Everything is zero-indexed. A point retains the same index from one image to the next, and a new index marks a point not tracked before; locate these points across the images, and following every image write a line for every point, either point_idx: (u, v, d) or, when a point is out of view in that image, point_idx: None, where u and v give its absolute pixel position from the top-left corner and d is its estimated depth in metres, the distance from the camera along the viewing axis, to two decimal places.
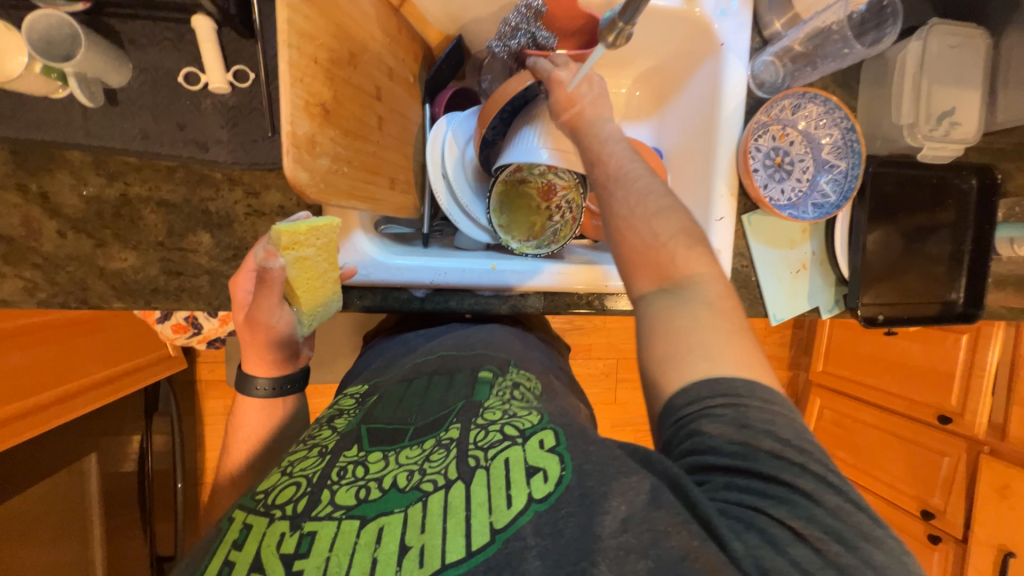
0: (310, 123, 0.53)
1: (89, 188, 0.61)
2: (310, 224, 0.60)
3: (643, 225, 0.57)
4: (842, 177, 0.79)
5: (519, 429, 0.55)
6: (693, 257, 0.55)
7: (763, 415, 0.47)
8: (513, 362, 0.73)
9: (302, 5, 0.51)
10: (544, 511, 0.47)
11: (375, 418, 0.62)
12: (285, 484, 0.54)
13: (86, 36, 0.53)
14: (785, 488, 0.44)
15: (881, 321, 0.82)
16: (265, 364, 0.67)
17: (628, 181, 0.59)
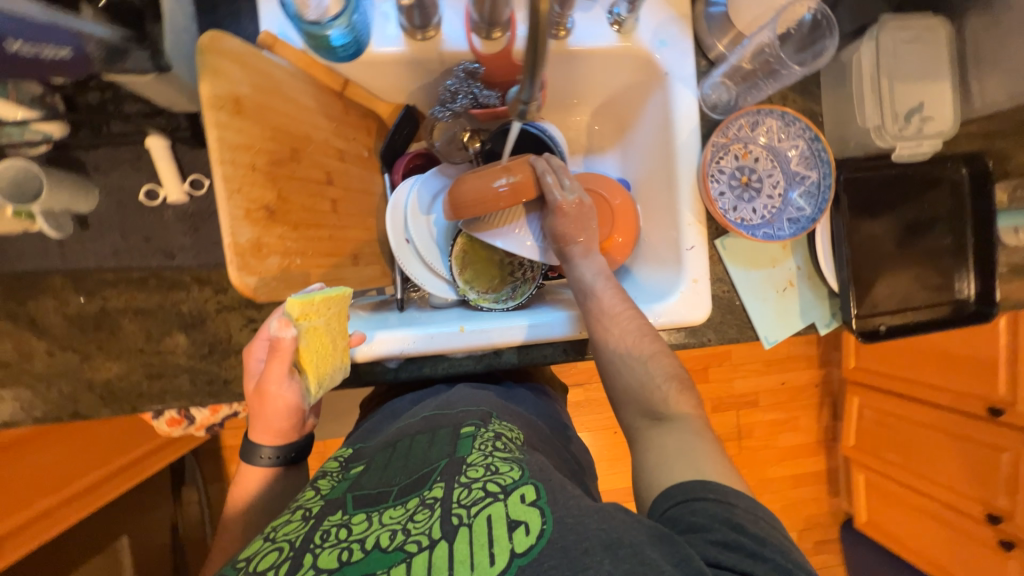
0: (253, 228, 0.55)
1: (71, 306, 0.65)
2: (323, 295, 0.61)
3: (638, 365, 0.65)
4: (815, 188, 0.75)
5: (501, 484, 0.51)
6: (684, 398, 0.63)
7: (750, 517, 0.50)
8: (495, 415, 0.69)
9: (233, 121, 0.53)
10: (527, 566, 0.44)
11: (361, 485, 0.57)
12: (267, 551, 0.49)
13: (49, 175, 0.57)
14: (770, 568, 0.46)
15: (885, 332, 0.78)
16: (271, 433, 0.65)
17: (623, 322, 0.66)
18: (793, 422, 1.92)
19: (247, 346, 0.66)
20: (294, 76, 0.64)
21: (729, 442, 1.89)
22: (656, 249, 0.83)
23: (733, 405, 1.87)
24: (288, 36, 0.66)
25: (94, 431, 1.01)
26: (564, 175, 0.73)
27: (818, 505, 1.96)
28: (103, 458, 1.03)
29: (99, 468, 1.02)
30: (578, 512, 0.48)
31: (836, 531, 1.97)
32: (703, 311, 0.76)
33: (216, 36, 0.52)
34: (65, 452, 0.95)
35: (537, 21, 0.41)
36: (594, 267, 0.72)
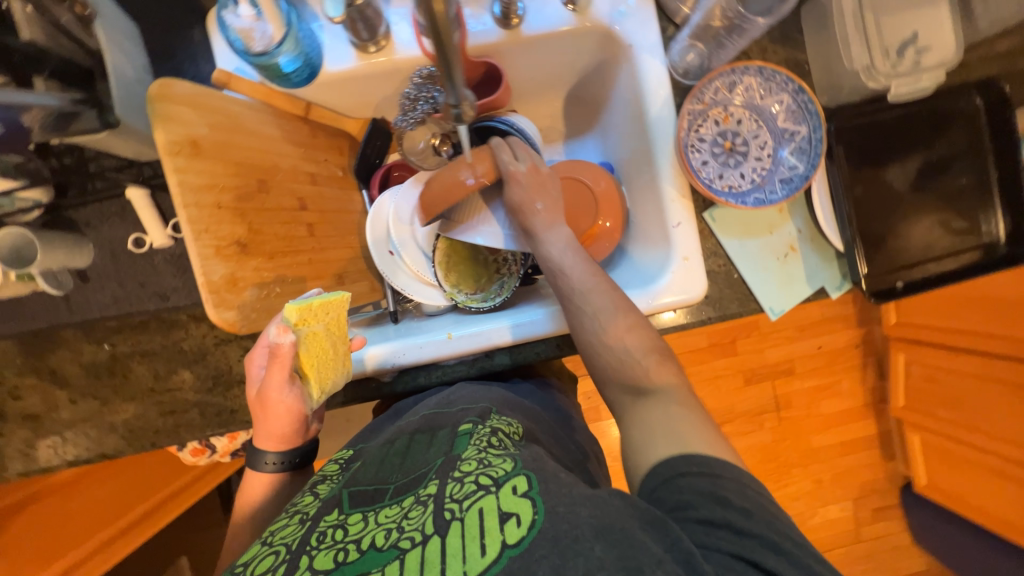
0: (227, 265, 0.57)
1: (85, 356, 0.69)
2: (321, 300, 0.62)
3: (615, 341, 0.63)
4: (806, 143, 0.70)
5: (492, 476, 0.50)
6: (665, 368, 0.62)
7: (736, 489, 0.50)
8: (495, 410, 0.67)
9: (193, 163, 0.55)
10: (517, 557, 0.44)
11: (358, 480, 0.58)
12: (264, 555, 0.49)
13: (43, 237, 0.61)
14: (757, 544, 0.46)
15: (902, 289, 0.72)
16: (275, 440, 0.66)
17: (595, 297, 0.65)
18: (836, 386, 1.82)
19: (248, 354, 0.67)
20: (251, 107, 0.65)
21: (767, 415, 1.80)
22: (646, 229, 0.81)
23: (768, 375, 1.79)
24: (243, 71, 0.67)
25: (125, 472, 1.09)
26: (518, 146, 0.72)
27: (872, 471, 1.86)
28: (139, 495, 1.11)
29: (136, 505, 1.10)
30: (569, 500, 0.48)
31: (895, 496, 1.87)
32: (698, 289, 0.72)
33: (165, 84, 0.53)
34: (102, 494, 1.05)
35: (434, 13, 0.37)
36: (561, 240, 0.69)
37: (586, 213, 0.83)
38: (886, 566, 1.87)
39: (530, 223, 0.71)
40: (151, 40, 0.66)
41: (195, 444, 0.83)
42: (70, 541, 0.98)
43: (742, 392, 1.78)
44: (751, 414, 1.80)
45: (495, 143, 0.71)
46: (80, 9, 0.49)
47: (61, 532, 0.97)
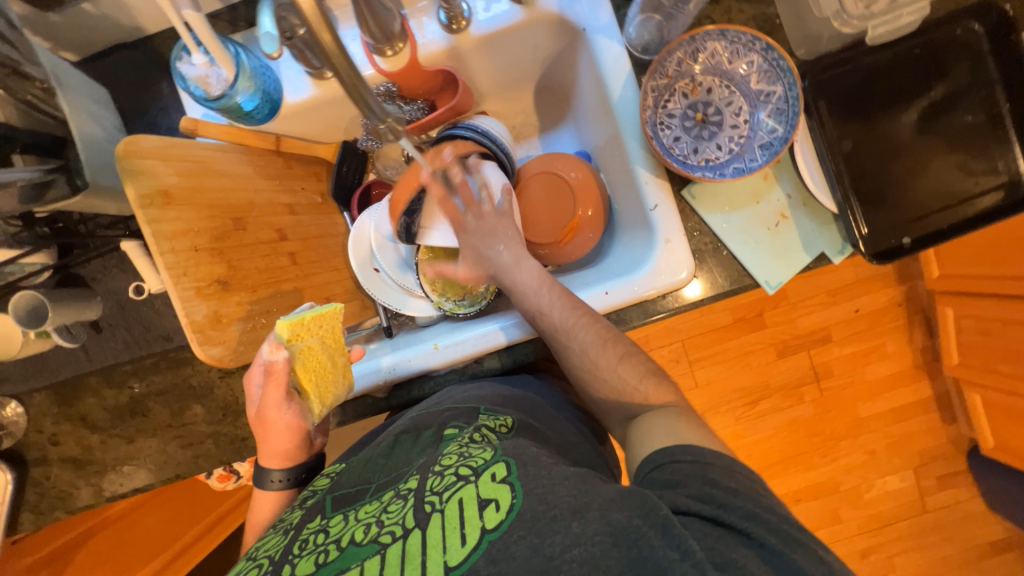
0: (208, 303, 0.60)
1: (107, 399, 0.75)
2: (314, 313, 0.65)
3: (608, 374, 0.64)
4: (783, 103, 0.65)
5: (472, 466, 0.52)
6: (663, 390, 0.62)
7: (729, 479, 0.48)
8: (483, 408, 0.65)
9: (167, 213, 0.57)
10: (497, 539, 0.44)
11: (341, 485, 0.61)
12: (249, 569, 0.52)
13: (51, 295, 0.66)
14: (739, 514, 0.45)
15: (910, 244, 0.66)
16: (280, 456, 0.67)
17: (581, 335, 0.64)
18: (880, 349, 1.70)
19: (249, 373, 0.69)
20: (226, 151, 0.67)
21: (806, 387, 1.71)
22: (627, 215, 0.79)
23: (801, 346, 1.69)
24: (210, 116, 0.69)
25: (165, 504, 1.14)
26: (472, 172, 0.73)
27: (931, 437, 1.73)
28: (184, 524, 1.16)
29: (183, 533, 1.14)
30: (548, 482, 0.48)
31: (963, 462, 1.72)
32: (686, 268, 0.69)
33: (131, 141, 0.55)
34: (149, 526, 1.11)
35: (325, 43, 0.38)
36: (534, 283, 0.69)
37: (564, 207, 0.82)
38: (962, 539, 1.71)
39: (502, 273, 0.71)
40: (126, 99, 0.70)
41: (221, 471, 0.88)
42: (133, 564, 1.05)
43: (775, 366, 1.69)
44: (787, 388, 1.70)
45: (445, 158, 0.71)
46: (41, 84, 0.54)
47: (122, 557, 1.04)
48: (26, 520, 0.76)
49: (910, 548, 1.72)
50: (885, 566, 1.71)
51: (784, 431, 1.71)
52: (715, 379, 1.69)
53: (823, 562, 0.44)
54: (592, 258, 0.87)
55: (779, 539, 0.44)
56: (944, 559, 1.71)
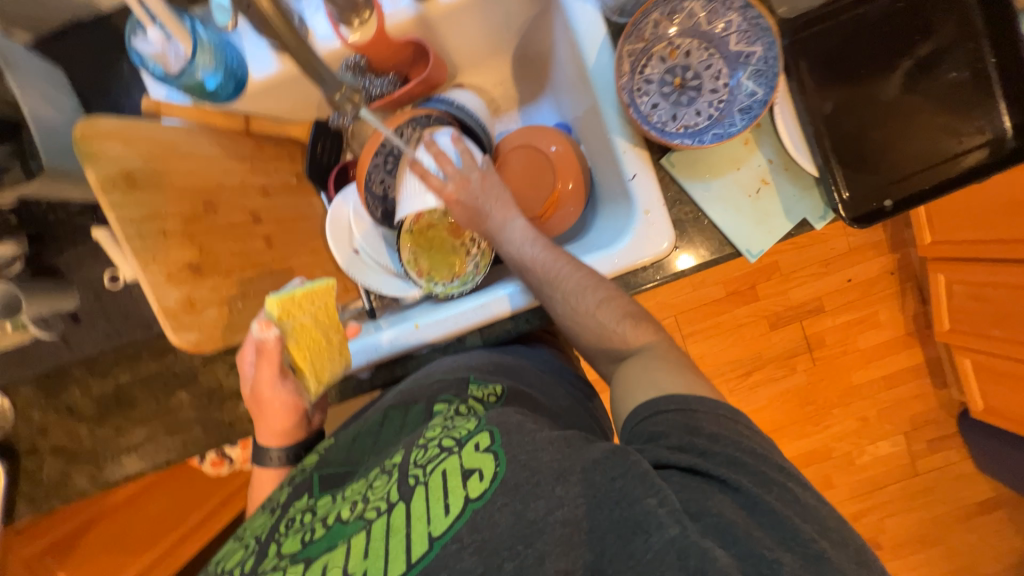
0: (180, 289, 0.59)
1: (93, 389, 0.75)
2: (304, 290, 0.63)
3: (589, 319, 0.63)
4: (762, 64, 0.63)
5: (456, 437, 0.50)
6: (642, 330, 0.62)
7: (714, 424, 0.48)
8: (473, 378, 0.65)
9: (130, 198, 0.56)
10: (481, 508, 0.44)
11: (327, 462, 0.62)
12: (236, 550, 0.54)
13: (23, 287, 0.65)
14: (719, 460, 0.46)
15: (891, 207, 0.64)
16: (277, 434, 0.68)
17: (563, 284, 0.63)
18: (872, 318, 1.71)
19: (239, 347, 0.69)
20: (191, 133, 0.65)
21: (799, 356, 1.72)
22: (608, 186, 0.77)
23: (794, 317, 1.70)
24: (174, 97, 0.67)
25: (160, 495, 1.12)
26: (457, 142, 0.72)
27: (922, 402, 1.75)
28: (186, 510, 1.16)
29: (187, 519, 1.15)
30: (532, 447, 0.47)
31: (953, 425, 1.75)
32: (667, 239, 0.67)
33: (89, 122, 0.53)
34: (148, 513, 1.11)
35: None
36: (520, 236, 0.69)
37: (543, 180, 0.81)
38: (950, 499, 1.75)
39: (490, 231, 0.72)
40: (85, 80, 0.68)
41: (213, 456, 0.89)
42: (128, 551, 1.08)
43: (769, 337, 1.70)
44: (779, 358, 1.71)
45: (428, 141, 0.71)
46: None
47: (124, 543, 1.08)
48: (22, 509, 0.77)
49: (899, 509, 1.76)
50: (876, 528, 1.76)
51: (776, 402, 1.73)
52: (708, 352, 1.70)
53: (799, 501, 0.44)
54: (576, 232, 0.86)
55: (760, 485, 0.44)
56: (933, 519, 1.76)
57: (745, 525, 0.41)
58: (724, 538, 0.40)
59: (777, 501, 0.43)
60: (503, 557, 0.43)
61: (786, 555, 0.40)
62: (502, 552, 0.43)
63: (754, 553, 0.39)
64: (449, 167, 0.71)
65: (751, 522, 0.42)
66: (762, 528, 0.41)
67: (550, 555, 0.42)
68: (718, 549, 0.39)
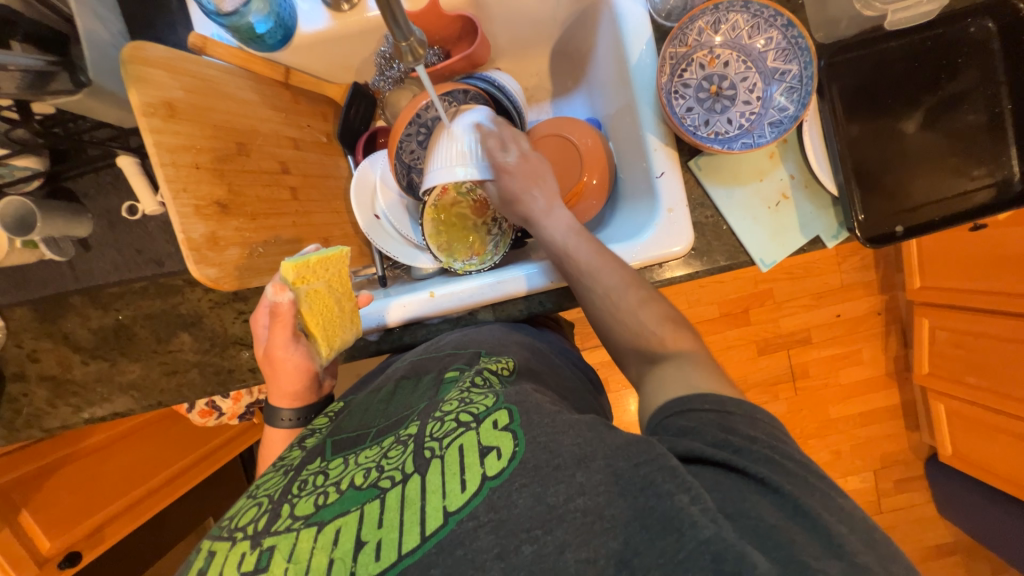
0: (207, 223, 0.58)
1: (93, 321, 0.73)
2: (319, 257, 0.64)
3: (628, 317, 0.63)
4: (797, 82, 0.66)
5: (474, 413, 0.51)
6: (682, 337, 0.61)
7: (750, 427, 0.48)
8: (484, 352, 0.66)
9: (168, 125, 0.56)
10: (498, 487, 0.44)
11: (341, 429, 0.61)
12: (249, 507, 0.53)
13: (40, 205, 0.63)
14: (757, 458, 0.45)
15: (902, 233, 0.67)
16: (289, 396, 0.66)
17: (605, 278, 0.64)
18: (856, 355, 1.76)
19: (253, 315, 0.68)
20: (231, 74, 0.65)
21: (783, 384, 1.76)
22: (634, 183, 0.79)
23: (782, 345, 1.74)
24: (221, 37, 0.68)
25: (142, 443, 1.15)
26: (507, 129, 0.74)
27: (894, 442, 1.80)
28: (164, 462, 1.19)
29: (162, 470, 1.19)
30: (552, 429, 0.47)
31: (920, 467, 1.80)
32: (683, 242, 0.69)
33: (136, 47, 0.53)
34: (130, 458, 1.12)
35: None
36: (565, 229, 0.70)
37: (570, 171, 0.83)
38: (912, 539, 1.80)
39: (532, 217, 0.72)
40: (129, 8, 0.67)
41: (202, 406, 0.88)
42: (98, 502, 1.05)
43: (756, 362, 1.74)
44: (764, 384, 1.75)
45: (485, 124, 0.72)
46: None
47: (92, 489, 1.04)
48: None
49: None
50: None
51: None
52: None
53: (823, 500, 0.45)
54: (593, 227, 0.88)
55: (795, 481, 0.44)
56: None
57: (774, 520, 0.41)
58: (765, 541, 0.40)
59: (818, 503, 0.43)
60: (521, 540, 0.42)
61: (833, 565, 0.38)
62: (519, 534, 0.42)
63: (800, 560, 0.38)
64: (499, 149, 0.72)
65: (792, 525, 0.41)
66: (800, 530, 0.41)
67: (570, 546, 0.41)
68: (756, 553, 0.37)
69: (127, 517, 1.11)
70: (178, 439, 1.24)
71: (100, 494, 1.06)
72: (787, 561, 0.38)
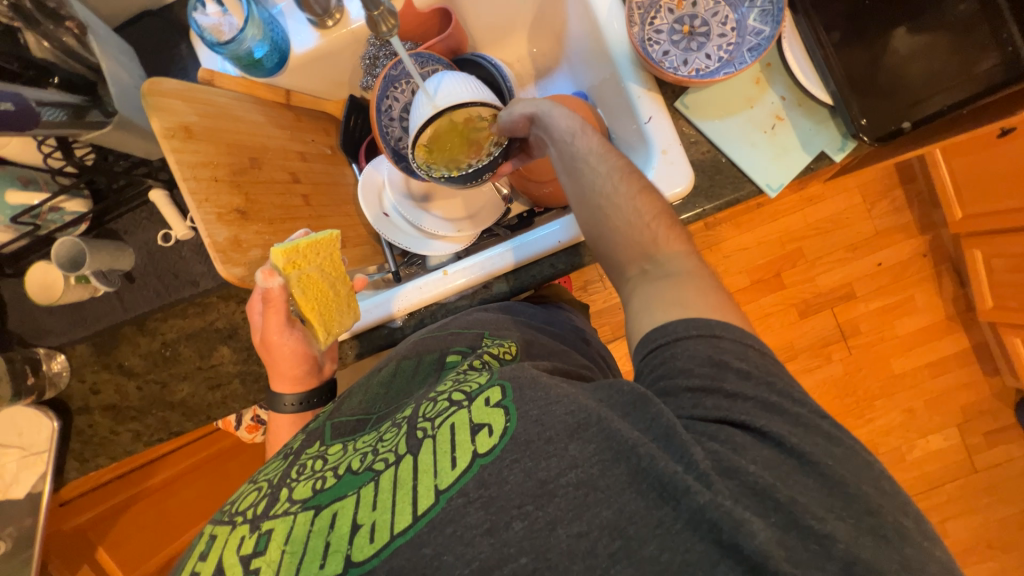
0: (229, 228, 0.63)
1: (142, 347, 0.79)
2: (308, 241, 0.66)
3: (628, 204, 0.53)
4: (767, 4, 0.67)
5: (466, 391, 0.48)
6: (675, 236, 0.53)
7: (739, 352, 0.44)
8: (488, 333, 0.65)
9: (188, 145, 0.61)
10: (489, 464, 0.41)
11: (340, 412, 0.60)
12: (249, 491, 0.52)
13: (86, 243, 0.70)
14: (752, 406, 0.41)
15: (910, 128, 0.65)
16: (291, 381, 0.71)
17: (610, 158, 0.56)
18: (907, 302, 1.64)
19: (248, 303, 0.72)
20: (239, 101, 0.71)
21: (833, 345, 1.65)
22: (627, 141, 0.79)
23: (825, 303, 1.65)
24: (225, 69, 0.75)
25: (193, 484, 1.13)
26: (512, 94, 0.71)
27: (973, 391, 1.64)
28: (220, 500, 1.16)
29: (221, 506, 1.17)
30: (545, 402, 0.43)
31: (1009, 417, 1.63)
32: (684, 180, 0.68)
33: (154, 81, 0.58)
34: (185, 498, 1.12)
35: None
36: (575, 122, 0.59)
37: None
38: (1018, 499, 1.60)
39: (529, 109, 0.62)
40: (147, 59, 0.76)
41: (249, 421, 0.94)
42: (161, 540, 1.09)
43: (799, 326, 1.65)
44: (813, 347, 1.65)
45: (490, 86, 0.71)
46: (71, 24, 0.59)
47: (161, 526, 1.09)
48: (72, 468, 0.80)
49: (962, 511, 1.62)
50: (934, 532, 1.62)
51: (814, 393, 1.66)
52: None
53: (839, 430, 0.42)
54: None
55: None
56: (1001, 521, 1.61)
57: (772, 477, 0.38)
58: (764, 503, 0.37)
59: (839, 464, 0.39)
60: (512, 516, 0.38)
61: (840, 526, 0.36)
62: (509, 510, 0.39)
63: (804, 523, 0.36)
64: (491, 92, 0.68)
65: (797, 481, 0.38)
66: (810, 493, 0.38)
67: (562, 521, 0.38)
68: (755, 518, 0.36)
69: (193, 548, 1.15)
70: (233, 474, 1.18)
71: (162, 534, 1.09)
72: (788, 523, 0.36)
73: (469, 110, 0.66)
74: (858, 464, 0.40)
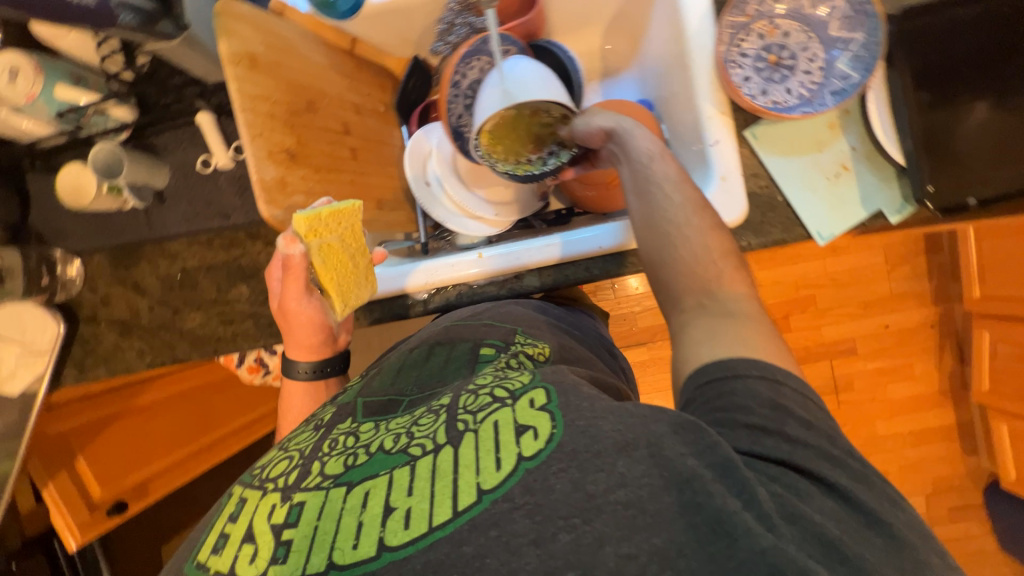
0: (277, 167, 0.62)
1: (161, 269, 0.78)
2: (331, 210, 0.63)
3: (697, 238, 0.52)
4: (862, 50, 0.66)
5: (509, 389, 0.48)
6: (738, 278, 0.52)
7: (798, 398, 0.44)
8: (521, 330, 0.64)
9: (251, 76, 0.59)
10: (534, 470, 0.40)
11: (370, 391, 0.59)
12: (279, 459, 0.52)
13: (127, 154, 0.70)
14: (811, 454, 0.42)
15: (975, 205, 0.64)
16: (305, 348, 0.72)
17: (686, 188, 0.54)
18: (908, 369, 1.65)
19: (266, 268, 0.71)
20: (302, 36, 0.69)
21: (826, 397, 1.67)
22: (686, 161, 0.77)
23: (826, 354, 1.66)
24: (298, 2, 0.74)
25: (179, 409, 1.15)
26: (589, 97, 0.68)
27: (950, 466, 1.67)
28: (201, 429, 1.20)
29: (202, 436, 1.20)
30: (592, 414, 0.43)
31: (978, 496, 1.67)
32: (737, 212, 0.67)
33: (229, 2, 0.57)
34: (170, 421, 1.13)
35: None
36: (654, 144, 0.57)
37: None
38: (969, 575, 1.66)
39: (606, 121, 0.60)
40: None
41: (251, 362, 0.94)
42: (142, 459, 1.09)
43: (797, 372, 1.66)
44: None
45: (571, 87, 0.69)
46: None
47: (142, 446, 1.09)
48: (69, 376, 0.79)
49: None
50: None
51: None
52: None
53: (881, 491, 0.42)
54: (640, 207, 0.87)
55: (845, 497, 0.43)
56: None
57: (838, 532, 0.38)
58: (831, 555, 0.37)
59: (893, 517, 0.40)
60: (558, 527, 0.38)
61: None
62: (556, 521, 0.38)
63: None
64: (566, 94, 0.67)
65: (864, 538, 0.39)
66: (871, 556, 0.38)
67: (610, 539, 0.37)
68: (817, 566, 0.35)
69: (168, 475, 1.16)
70: (214, 407, 1.23)
71: (144, 453, 1.10)
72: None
73: (537, 105, 0.65)
74: (909, 531, 0.40)
